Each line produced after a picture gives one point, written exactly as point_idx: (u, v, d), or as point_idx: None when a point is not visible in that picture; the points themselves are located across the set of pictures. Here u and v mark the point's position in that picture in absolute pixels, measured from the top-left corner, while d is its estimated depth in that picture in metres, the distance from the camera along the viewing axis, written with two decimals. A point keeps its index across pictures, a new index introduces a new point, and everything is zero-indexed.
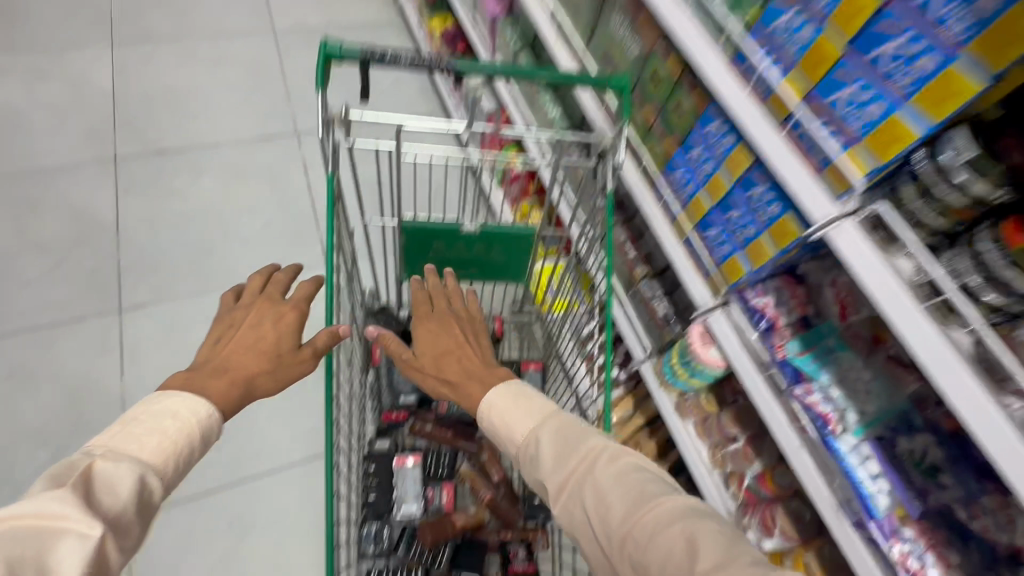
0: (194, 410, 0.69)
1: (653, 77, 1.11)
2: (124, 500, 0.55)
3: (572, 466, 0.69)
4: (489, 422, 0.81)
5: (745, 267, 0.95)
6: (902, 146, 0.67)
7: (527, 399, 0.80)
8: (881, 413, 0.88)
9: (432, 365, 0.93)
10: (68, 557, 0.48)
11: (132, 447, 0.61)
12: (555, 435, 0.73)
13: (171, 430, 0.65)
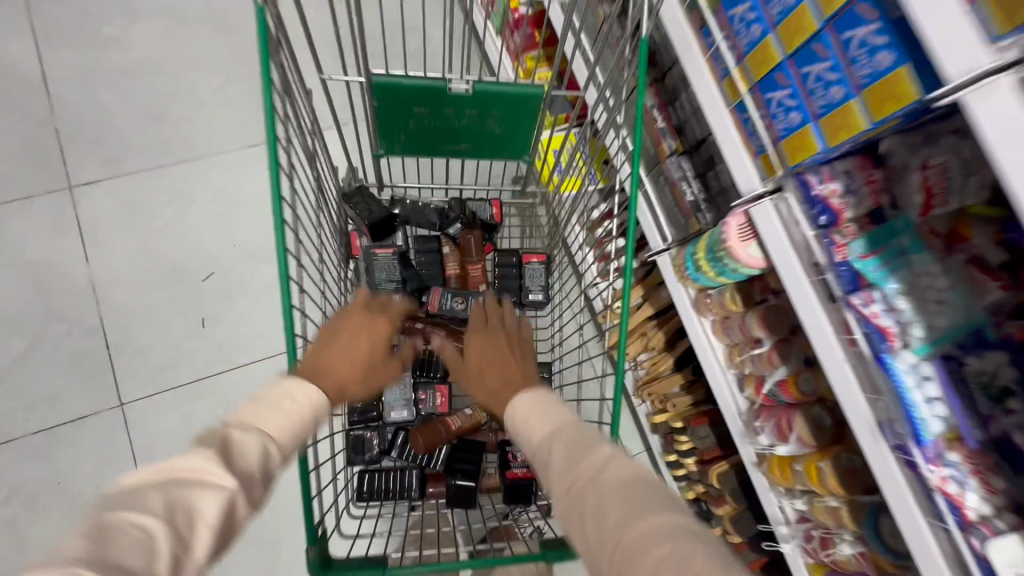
0: (315, 397, 0.79)
1: None
2: (255, 468, 0.65)
3: (576, 475, 0.62)
4: (512, 423, 0.77)
5: (817, 143, 0.74)
6: None
7: (549, 407, 0.74)
8: (953, 329, 0.72)
9: (474, 371, 0.88)
10: (209, 504, 0.57)
11: (260, 423, 0.71)
12: (568, 444, 0.66)
13: (287, 413, 0.75)
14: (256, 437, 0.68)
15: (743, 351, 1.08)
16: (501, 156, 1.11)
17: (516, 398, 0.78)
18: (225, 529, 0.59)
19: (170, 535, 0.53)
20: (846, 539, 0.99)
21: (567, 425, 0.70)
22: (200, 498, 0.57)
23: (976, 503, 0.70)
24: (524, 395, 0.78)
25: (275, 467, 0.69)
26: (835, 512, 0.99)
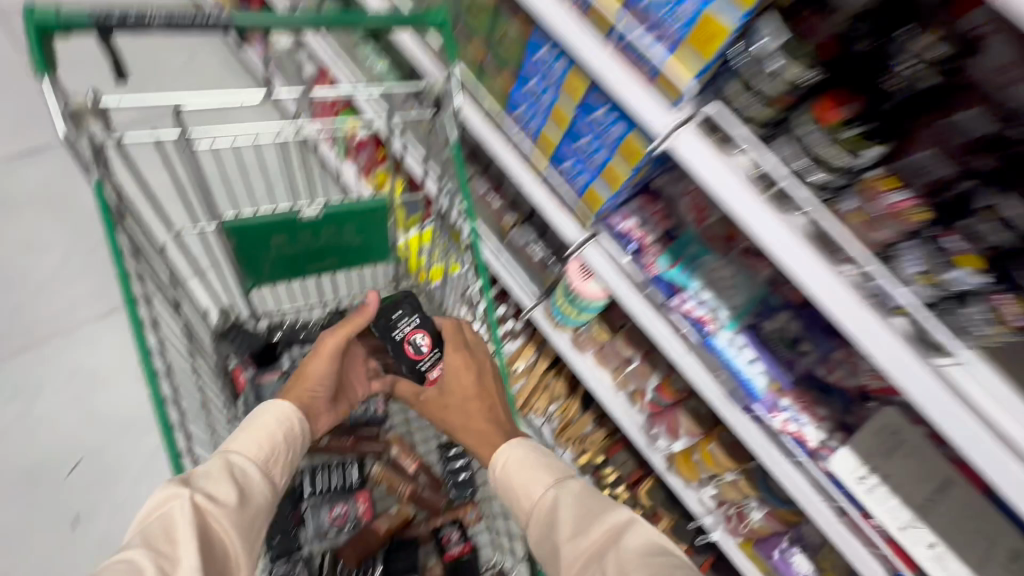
0: (288, 416, 0.83)
1: (472, 9, 0.96)
2: (224, 484, 0.67)
3: (591, 533, 0.71)
4: (503, 474, 0.87)
5: (604, 195, 0.91)
6: (720, 43, 0.63)
7: (544, 461, 0.85)
8: (746, 304, 0.94)
9: (445, 411, 0.98)
10: (181, 522, 0.60)
11: (229, 445, 0.74)
12: (575, 502, 0.76)
13: (260, 437, 0.77)
14: (224, 459, 0.71)
15: (622, 372, 1.23)
16: (369, 260, 1.16)
17: (500, 449, 0.89)
18: (212, 528, 0.63)
19: (151, 555, 0.57)
20: (754, 504, 1.12)
21: (564, 482, 0.80)
22: (171, 512, 0.61)
23: (811, 432, 0.90)
24: (515, 445, 0.88)
25: (253, 477, 0.72)
26: (735, 484, 1.13)
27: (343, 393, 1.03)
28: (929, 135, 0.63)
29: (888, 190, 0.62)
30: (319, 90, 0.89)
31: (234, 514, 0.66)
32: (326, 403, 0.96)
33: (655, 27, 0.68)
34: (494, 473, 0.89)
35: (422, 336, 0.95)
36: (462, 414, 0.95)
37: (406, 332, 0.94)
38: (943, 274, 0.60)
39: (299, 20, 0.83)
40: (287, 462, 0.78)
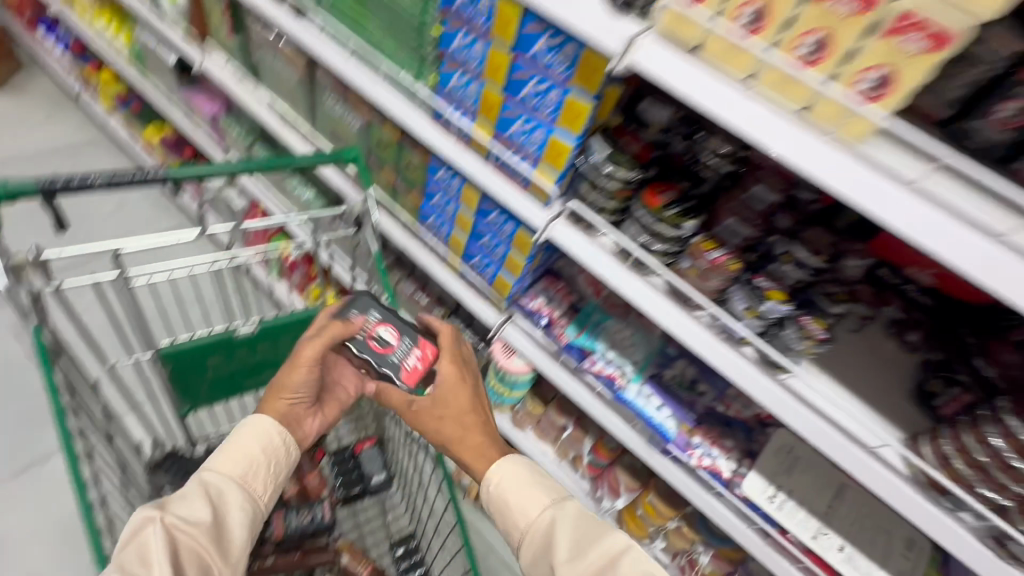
0: (266, 435, 0.77)
1: (380, 144, 1.14)
2: (201, 504, 0.66)
3: (590, 560, 0.70)
4: (496, 492, 0.79)
5: (511, 281, 1.06)
6: (566, 157, 0.81)
7: (538, 477, 0.80)
8: (646, 357, 1.09)
9: (435, 426, 0.85)
10: (154, 546, 0.60)
11: (205, 463, 0.72)
12: (573, 524, 0.74)
13: (240, 455, 0.74)
14: (202, 478, 0.70)
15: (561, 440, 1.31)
16: None
17: (491, 464, 0.82)
18: (186, 546, 0.62)
19: None
20: (701, 549, 1.17)
21: (563, 503, 0.77)
22: (145, 538, 0.60)
23: (724, 463, 1.01)
24: (508, 460, 0.81)
25: (232, 495, 0.70)
26: (680, 532, 1.19)
27: (328, 393, 0.94)
28: (730, 208, 0.82)
29: (706, 249, 0.79)
30: (250, 222, 1.01)
31: (209, 536, 0.65)
32: (309, 407, 0.87)
33: (520, 149, 0.86)
34: (484, 490, 0.81)
35: (390, 330, 0.87)
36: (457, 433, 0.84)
37: (372, 332, 0.86)
38: (761, 306, 0.77)
39: (230, 167, 0.97)
40: (269, 480, 0.75)
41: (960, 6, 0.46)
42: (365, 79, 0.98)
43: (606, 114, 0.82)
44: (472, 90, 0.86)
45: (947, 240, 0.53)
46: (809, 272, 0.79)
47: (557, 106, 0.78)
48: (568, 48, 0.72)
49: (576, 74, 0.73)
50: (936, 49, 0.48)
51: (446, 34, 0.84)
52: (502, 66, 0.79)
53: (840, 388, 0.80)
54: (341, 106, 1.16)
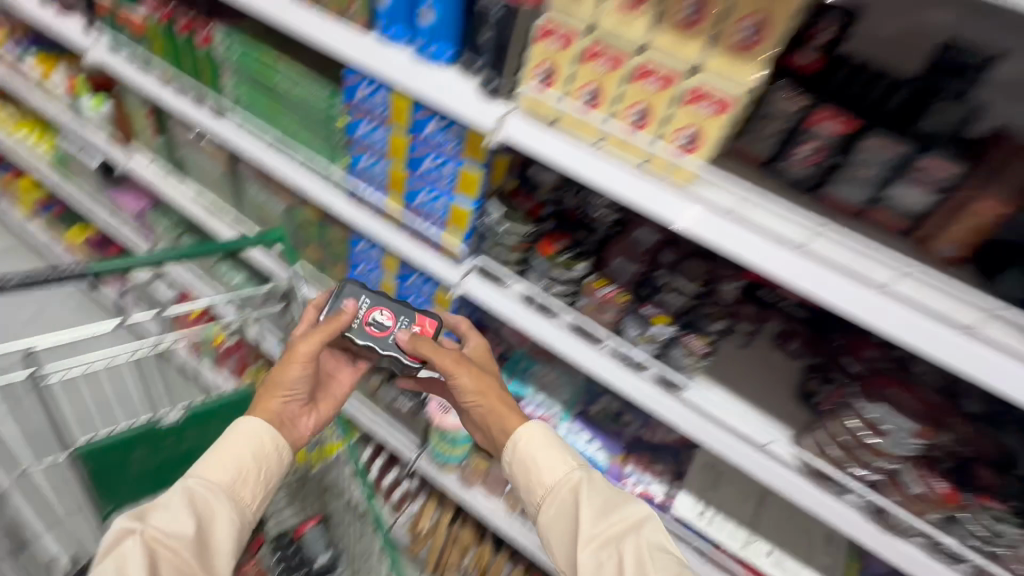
0: (257, 439, 0.80)
1: (304, 224, 1.21)
2: (184, 514, 0.69)
3: (613, 520, 0.74)
4: (523, 455, 0.83)
5: (437, 338, 1.14)
6: (468, 219, 0.91)
7: (561, 444, 0.84)
8: (573, 396, 1.16)
9: (478, 377, 0.91)
10: (132, 557, 0.62)
11: (193, 473, 0.75)
12: (594, 490, 0.78)
13: (229, 463, 0.76)
14: (188, 488, 0.72)
15: (509, 493, 1.32)
16: None
17: (522, 424, 0.86)
18: (167, 559, 0.65)
19: None
20: None
21: (587, 471, 0.81)
22: (124, 549, 0.63)
23: (656, 488, 1.06)
24: (539, 424, 0.85)
25: (217, 505, 0.73)
26: None
27: (323, 390, 0.98)
28: (619, 249, 0.93)
29: (598, 287, 0.89)
30: (173, 308, 1.02)
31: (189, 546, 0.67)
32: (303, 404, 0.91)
33: (428, 216, 0.95)
34: (512, 452, 0.85)
35: (388, 314, 0.91)
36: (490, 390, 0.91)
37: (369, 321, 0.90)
38: (648, 331, 0.87)
39: (154, 257, 1.00)
40: (256, 489, 0.78)
41: (733, 80, 0.61)
42: (284, 167, 1.07)
43: (499, 178, 0.93)
44: (380, 169, 0.96)
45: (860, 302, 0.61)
46: (688, 296, 0.90)
47: (454, 177, 0.88)
48: (455, 129, 0.84)
49: (465, 149, 0.84)
50: (720, 112, 0.62)
51: (351, 123, 0.94)
52: (403, 146, 0.90)
53: (733, 398, 0.90)
54: (265, 192, 1.23)
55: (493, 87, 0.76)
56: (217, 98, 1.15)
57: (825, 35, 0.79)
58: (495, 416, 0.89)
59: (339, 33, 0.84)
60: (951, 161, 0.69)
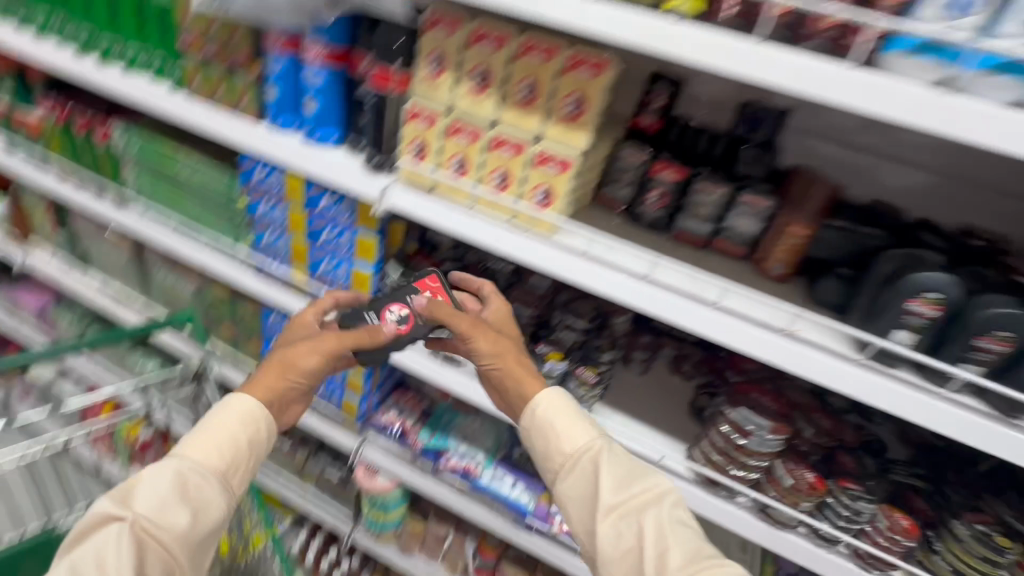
0: (252, 422, 0.72)
1: (214, 302, 1.22)
2: (175, 501, 0.64)
3: (633, 491, 0.71)
4: (540, 422, 0.79)
5: (357, 402, 1.16)
6: (370, 282, 0.96)
7: (581, 413, 0.80)
8: (496, 441, 1.18)
9: (492, 338, 0.83)
10: (116, 549, 0.58)
11: (183, 451, 0.68)
12: (615, 461, 0.75)
13: (223, 445, 0.70)
14: (179, 469, 0.66)
15: (447, 552, 1.30)
16: None
17: (543, 392, 0.81)
18: (156, 551, 0.61)
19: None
20: None
21: (609, 441, 0.77)
22: (107, 539, 0.59)
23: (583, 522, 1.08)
24: (560, 394, 0.80)
25: (208, 491, 0.67)
26: None
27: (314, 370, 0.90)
28: (515, 296, 1.02)
29: None
30: (71, 401, 0.99)
31: (181, 536, 0.63)
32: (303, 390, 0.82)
33: (332, 283, 1.00)
34: (529, 414, 0.80)
35: (400, 308, 0.85)
36: (510, 346, 0.85)
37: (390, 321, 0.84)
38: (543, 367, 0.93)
39: (52, 350, 0.97)
40: (248, 473, 0.72)
41: (568, 144, 0.72)
42: (188, 248, 1.09)
43: (397, 243, 1.01)
44: (282, 243, 1.01)
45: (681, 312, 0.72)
46: (578, 332, 0.98)
47: (351, 245, 0.94)
48: (346, 201, 0.91)
49: (358, 218, 0.91)
50: (564, 170, 0.74)
51: (251, 203, 1.00)
52: (301, 221, 0.96)
53: (632, 421, 0.97)
54: (173, 274, 1.24)
55: (375, 162, 0.85)
56: (118, 189, 1.18)
57: (658, 101, 0.94)
58: (515, 381, 0.82)
59: (230, 123, 0.91)
60: (763, 196, 0.84)
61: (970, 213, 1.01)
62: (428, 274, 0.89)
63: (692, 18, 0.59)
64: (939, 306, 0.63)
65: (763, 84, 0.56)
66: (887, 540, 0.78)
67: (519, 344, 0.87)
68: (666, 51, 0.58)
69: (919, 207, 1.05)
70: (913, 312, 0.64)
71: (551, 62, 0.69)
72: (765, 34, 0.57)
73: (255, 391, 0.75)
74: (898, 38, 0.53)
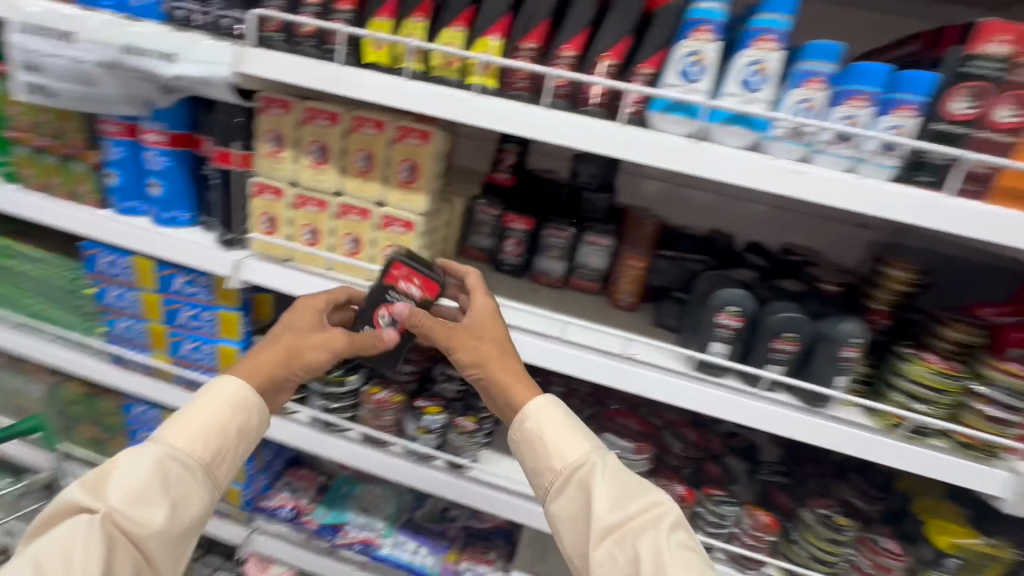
0: (240, 409, 0.66)
1: (68, 401, 1.11)
2: (153, 491, 0.58)
3: (631, 511, 0.61)
4: (528, 434, 0.69)
5: (240, 488, 1.08)
6: (237, 357, 0.93)
7: (574, 422, 0.69)
8: (398, 507, 1.15)
9: (471, 345, 0.72)
10: (86, 543, 0.54)
11: (164, 438, 0.62)
12: (612, 476, 0.64)
13: (209, 431, 0.64)
14: (159, 455, 0.60)
15: None
16: None
17: (533, 397, 0.70)
18: (128, 546, 0.57)
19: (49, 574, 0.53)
20: None
21: (605, 453, 0.67)
22: (76, 532, 0.54)
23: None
24: (550, 400, 0.70)
25: (190, 481, 0.62)
26: None
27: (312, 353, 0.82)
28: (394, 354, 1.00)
29: (373, 393, 0.94)
30: None
31: (157, 533, 0.58)
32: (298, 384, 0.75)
33: (196, 364, 0.95)
34: (515, 425, 0.71)
35: (386, 310, 0.74)
36: (504, 360, 0.72)
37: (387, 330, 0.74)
38: (423, 422, 0.93)
39: None
40: (234, 464, 0.66)
41: (408, 207, 0.77)
42: (31, 346, 1.01)
43: (266, 313, 0.99)
44: (138, 328, 0.96)
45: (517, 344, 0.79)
46: (456, 383, 0.97)
47: (213, 321, 0.92)
48: (202, 278, 0.89)
49: (217, 294, 0.90)
50: (409, 231, 0.78)
51: (99, 291, 0.95)
52: (156, 303, 0.92)
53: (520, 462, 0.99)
54: (19, 378, 1.13)
55: (227, 239, 0.84)
56: None
57: (509, 159, 1.03)
58: (495, 387, 0.72)
59: (68, 211, 0.87)
60: (603, 235, 0.93)
61: (786, 232, 1.18)
62: (392, 259, 0.73)
63: (490, 92, 0.67)
64: (740, 317, 0.72)
65: (556, 143, 0.65)
66: (752, 539, 0.85)
67: (506, 336, 0.74)
68: (474, 121, 0.66)
69: (748, 232, 1.21)
70: (721, 325, 0.73)
71: (382, 134, 0.75)
72: (552, 102, 0.66)
73: (246, 377, 0.68)
74: (655, 100, 0.64)
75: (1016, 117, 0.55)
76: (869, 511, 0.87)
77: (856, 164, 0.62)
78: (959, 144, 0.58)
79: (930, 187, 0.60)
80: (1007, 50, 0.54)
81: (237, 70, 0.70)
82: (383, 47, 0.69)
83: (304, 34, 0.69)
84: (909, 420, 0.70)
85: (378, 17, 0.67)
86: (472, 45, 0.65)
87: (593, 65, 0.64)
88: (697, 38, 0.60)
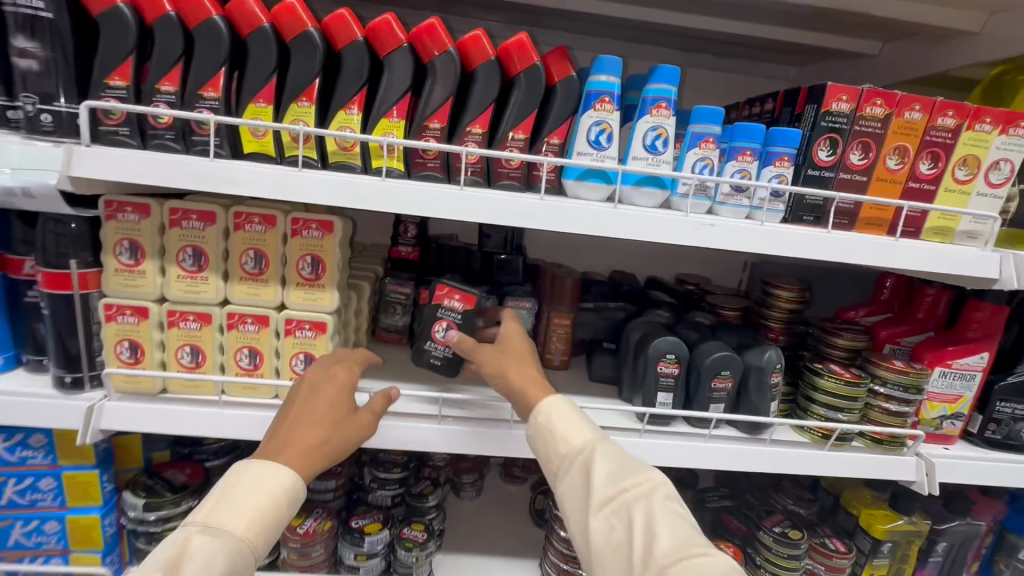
0: (290, 495, 0.51)
1: None
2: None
3: (626, 485, 0.55)
4: (534, 425, 0.64)
5: None
6: (99, 527, 0.72)
7: (583, 415, 0.65)
8: None
9: (494, 356, 0.70)
10: None
11: (224, 522, 0.47)
12: (614, 457, 0.59)
13: (269, 512, 0.49)
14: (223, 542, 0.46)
15: None
16: None
17: (545, 395, 0.66)
18: None
19: None
20: None
21: (608, 441, 0.61)
22: None
23: None
24: (561, 397, 0.65)
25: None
26: None
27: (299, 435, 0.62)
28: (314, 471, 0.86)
29: (296, 525, 0.78)
30: None
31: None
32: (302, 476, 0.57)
33: (36, 551, 0.71)
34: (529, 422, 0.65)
35: (440, 325, 0.76)
36: (530, 371, 0.69)
37: (443, 342, 0.76)
38: (363, 547, 0.78)
39: None
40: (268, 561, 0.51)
41: (316, 306, 0.67)
42: None
43: (133, 457, 0.79)
44: None
45: (471, 442, 0.72)
46: (393, 488, 0.86)
47: (58, 490, 0.70)
48: (35, 437, 0.68)
49: (60, 453, 0.69)
50: (320, 332, 0.68)
51: None
52: None
53: (478, 557, 0.90)
54: None
55: (69, 381, 0.65)
56: None
57: (409, 231, 0.97)
58: (509, 392, 0.68)
59: None
60: (525, 298, 0.89)
61: (675, 266, 1.29)
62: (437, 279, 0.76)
63: (397, 175, 0.62)
64: (677, 363, 0.74)
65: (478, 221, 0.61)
66: None
67: (529, 352, 0.72)
68: (389, 209, 0.59)
69: (644, 268, 1.28)
70: (662, 374, 0.74)
71: (274, 229, 0.65)
72: (467, 180, 0.63)
73: (303, 466, 0.52)
74: (569, 169, 0.65)
75: (864, 161, 0.66)
76: (808, 515, 0.93)
77: (753, 211, 0.67)
78: (828, 185, 0.66)
79: (814, 225, 0.68)
80: (847, 107, 0.64)
81: (68, 174, 0.55)
82: (263, 134, 0.60)
83: (160, 125, 0.58)
84: (836, 431, 0.76)
85: (254, 102, 0.58)
86: (372, 128, 0.60)
87: (503, 141, 0.63)
88: (600, 108, 0.62)
